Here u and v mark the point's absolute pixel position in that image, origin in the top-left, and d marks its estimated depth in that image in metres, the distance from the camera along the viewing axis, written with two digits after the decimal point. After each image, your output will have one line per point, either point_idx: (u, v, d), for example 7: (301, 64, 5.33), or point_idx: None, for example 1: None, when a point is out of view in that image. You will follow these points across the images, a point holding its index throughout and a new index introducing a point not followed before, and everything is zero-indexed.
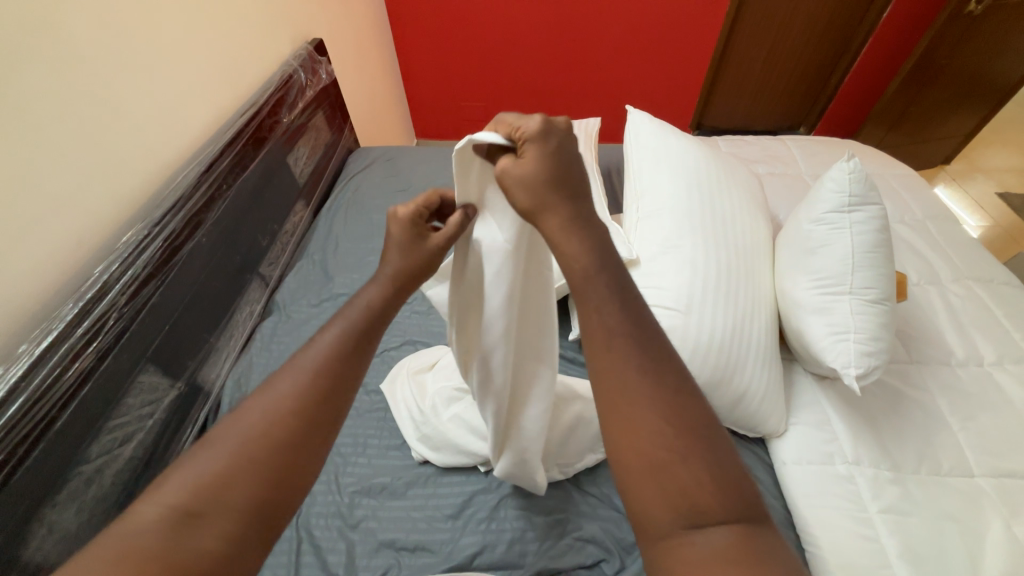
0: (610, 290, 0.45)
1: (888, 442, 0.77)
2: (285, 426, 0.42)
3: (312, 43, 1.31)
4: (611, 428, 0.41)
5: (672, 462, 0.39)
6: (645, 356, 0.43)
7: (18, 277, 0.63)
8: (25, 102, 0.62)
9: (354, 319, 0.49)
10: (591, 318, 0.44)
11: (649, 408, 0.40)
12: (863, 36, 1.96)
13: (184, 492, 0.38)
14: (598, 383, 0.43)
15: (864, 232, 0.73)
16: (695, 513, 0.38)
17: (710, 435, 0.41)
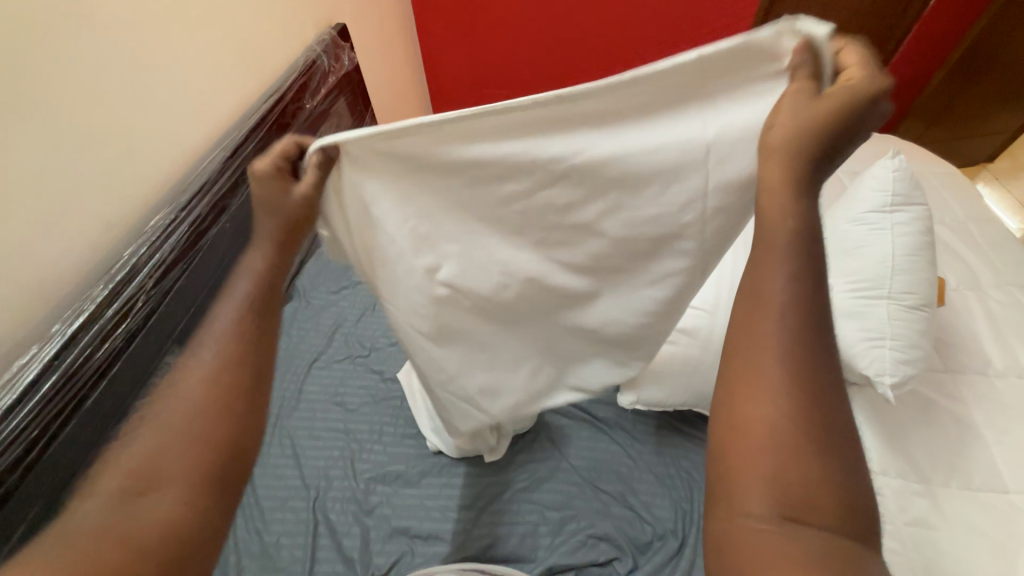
0: (789, 248, 0.39)
1: (918, 454, 0.74)
2: (212, 400, 0.41)
3: (335, 27, 1.31)
4: (730, 390, 0.37)
5: (795, 448, 0.34)
6: (809, 334, 0.36)
7: (51, 257, 0.65)
8: (56, 85, 0.63)
9: (248, 291, 0.47)
10: (760, 273, 0.39)
11: (790, 387, 0.35)
12: None
13: (124, 474, 0.37)
14: (737, 341, 0.38)
15: (906, 233, 0.70)
16: (795, 508, 0.32)
17: (845, 446, 0.35)
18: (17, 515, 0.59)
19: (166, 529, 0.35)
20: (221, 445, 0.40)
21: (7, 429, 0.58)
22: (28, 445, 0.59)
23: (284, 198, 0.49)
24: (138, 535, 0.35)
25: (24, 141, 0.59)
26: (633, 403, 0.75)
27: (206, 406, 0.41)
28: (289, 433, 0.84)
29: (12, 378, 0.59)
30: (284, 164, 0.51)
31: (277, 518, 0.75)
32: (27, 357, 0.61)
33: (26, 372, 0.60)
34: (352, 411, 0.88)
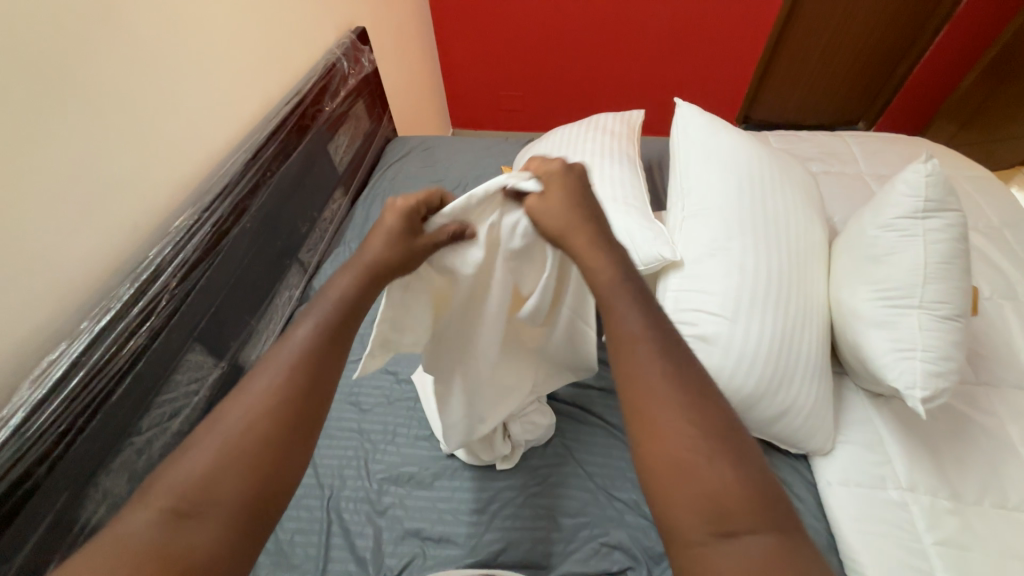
0: (633, 302, 0.47)
1: (948, 470, 0.71)
2: (266, 427, 0.41)
3: (355, 31, 1.32)
4: (633, 423, 0.41)
5: (697, 462, 0.37)
6: (670, 357, 0.43)
7: (80, 256, 0.67)
8: (89, 88, 0.65)
9: (328, 313, 0.49)
10: (615, 323, 0.46)
11: (675, 407, 0.40)
12: (939, 24, 1.79)
13: (176, 493, 0.37)
14: (621, 383, 0.43)
15: (939, 241, 0.67)
16: (725, 523, 0.35)
17: (749, 450, 0.39)
18: (45, 506, 0.60)
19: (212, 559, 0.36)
20: (268, 470, 0.40)
21: (38, 422, 0.59)
22: (56, 439, 0.61)
23: (409, 244, 0.57)
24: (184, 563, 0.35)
25: (57, 142, 0.61)
26: None
27: (258, 433, 0.41)
28: None
29: (42, 373, 0.61)
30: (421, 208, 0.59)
31: (292, 517, 0.76)
32: (56, 353, 0.63)
33: (56, 367, 0.62)
34: (367, 411, 0.88)
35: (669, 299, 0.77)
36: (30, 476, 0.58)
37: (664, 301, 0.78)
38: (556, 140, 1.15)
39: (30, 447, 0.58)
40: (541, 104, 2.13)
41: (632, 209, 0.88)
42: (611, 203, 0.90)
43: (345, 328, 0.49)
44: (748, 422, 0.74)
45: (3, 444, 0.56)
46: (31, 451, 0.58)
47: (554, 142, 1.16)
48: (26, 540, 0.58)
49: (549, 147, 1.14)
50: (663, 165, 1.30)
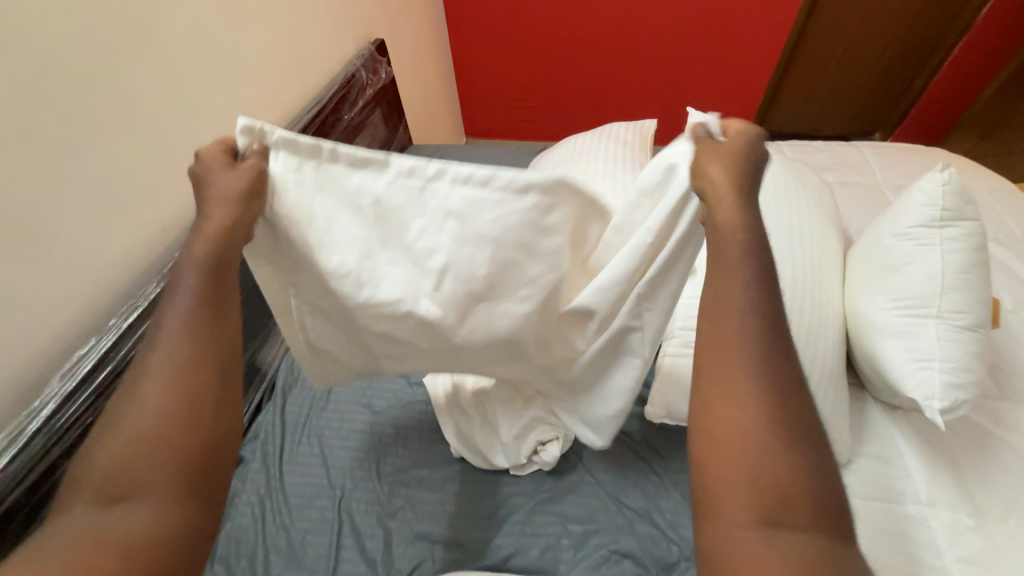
0: (747, 287, 0.45)
1: (970, 486, 0.69)
2: (170, 403, 0.41)
3: (374, 43, 1.37)
4: (704, 407, 0.43)
5: (767, 455, 0.39)
6: (777, 344, 0.43)
7: (111, 256, 0.69)
8: (122, 97, 0.68)
9: (191, 287, 0.47)
10: (733, 288, 0.46)
11: (761, 398, 0.41)
12: (956, 35, 1.78)
13: (96, 487, 0.38)
14: (709, 360, 0.44)
15: (957, 250, 0.66)
16: (777, 517, 0.37)
17: (815, 453, 0.40)
18: None
19: (141, 537, 0.36)
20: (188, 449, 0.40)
21: (64, 416, 0.62)
22: (80, 433, 0.64)
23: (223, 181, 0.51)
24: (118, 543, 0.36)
25: (92, 146, 0.65)
26: (661, 417, 0.74)
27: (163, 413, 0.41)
28: (317, 432, 0.87)
29: (72, 367, 0.64)
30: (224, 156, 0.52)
31: (304, 516, 0.77)
32: (84, 350, 0.65)
33: (83, 363, 0.64)
34: (379, 414, 0.89)
35: (681, 306, 0.77)
36: (56, 467, 0.61)
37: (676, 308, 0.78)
38: (569, 149, 1.17)
39: (57, 439, 0.61)
40: (554, 114, 2.16)
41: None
42: None
43: (225, 291, 0.48)
44: None
45: (33, 436, 0.59)
46: (59, 442, 0.61)
47: (567, 150, 1.18)
48: None
49: (562, 155, 1.15)
50: None
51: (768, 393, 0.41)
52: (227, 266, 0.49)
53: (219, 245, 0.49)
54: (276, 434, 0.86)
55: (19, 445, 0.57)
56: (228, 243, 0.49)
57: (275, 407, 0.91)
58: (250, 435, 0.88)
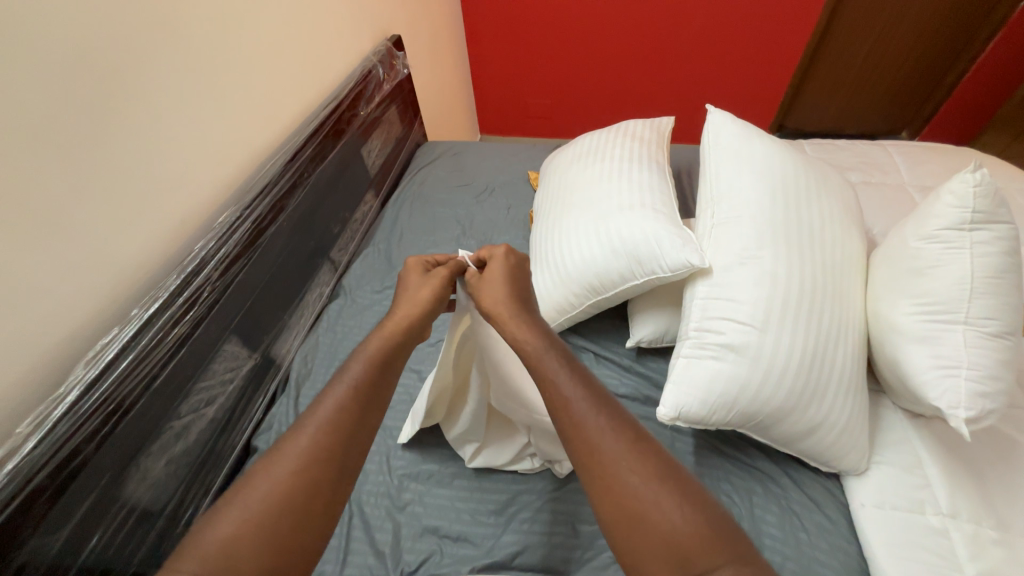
0: (560, 363, 0.56)
1: (996, 499, 0.66)
2: (296, 487, 0.46)
3: (391, 39, 1.37)
4: (595, 485, 0.47)
5: (652, 510, 0.44)
6: (608, 413, 0.51)
7: (133, 248, 0.71)
8: (145, 92, 0.69)
9: (358, 378, 0.54)
10: (552, 386, 0.54)
11: (619, 459, 0.48)
12: (992, 29, 1.71)
13: (209, 551, 0.41)
14: (574, 450, 0.50)
15: (989, 254, 0.63)
16: (692, 566, 0.42)
17: (694, 488, 0.46)
18: (92, 481, 0.64)
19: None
20: (301, 525, 0.44)
21: (88, 401, 0.63)
22: (103, 419, 0.65)
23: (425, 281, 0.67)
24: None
25: (115, 139, 0.66)
26: (672, 418, 0.72)
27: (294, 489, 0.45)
28: None
29: (95, 355, 0.65)
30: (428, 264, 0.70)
31: None
32: (107, 338, 0.67)
33: (106, 351, 0.66)
34: (390, 408, 0.90)
35: (695, 307, 0.76)
36: (80, 452, 0.62)
37: (690, 309, 0.77)
38: (584, 146, 1.15)
39: (80, 425, 0.62)
40: (569, 111, 2.14)
41: (657, 214, 0.88)
42: (638, 209, 0.89)
43: (382, 385, 0.56)
44: (776, 436, 0.72)
45: (58, 421, 0.60)
46: (83, 426, 0.62)
47: (582, 147, 1.16)
48: (73, 513, 0.62)
49: (577, 153, 1.14)
50: (692, 173, 1.29)
51: (635, 448, 0.48)
52: (376, 366, 0.57)
53: (389, 343, 0.59)
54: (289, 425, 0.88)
55: (43, 430, 0.59)
56: (397, 344, 0.60)
57: (288, 398, 0.92)
58: (264, 426, 0.90)
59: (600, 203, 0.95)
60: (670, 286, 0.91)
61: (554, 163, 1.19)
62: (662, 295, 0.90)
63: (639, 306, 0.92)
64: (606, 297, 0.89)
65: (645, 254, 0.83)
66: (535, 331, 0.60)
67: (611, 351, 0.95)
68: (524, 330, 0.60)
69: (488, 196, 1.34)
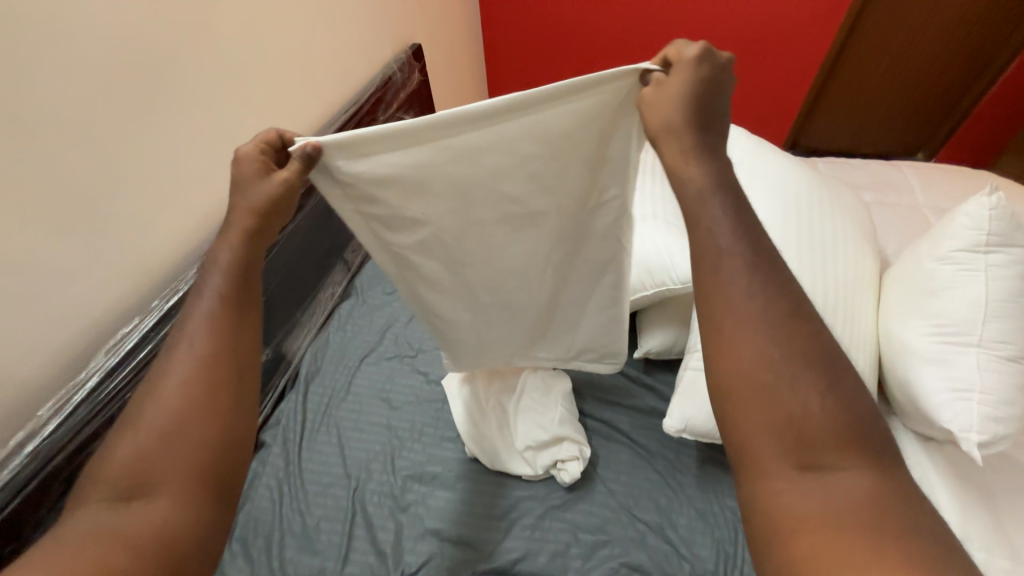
0: (723, 213, 0.43)
1: (1006, 527, 0.66)
2: (200, 401, 0.41)
3: (412, 47, 1.40)
4: (722, 357, 0.39)
5: (786, 390, 0.36)
6: (764, 278, 0.40)
7: (156, 243, 0.74)
8: (176, 93, 0.73)
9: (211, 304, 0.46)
10: (702, 237, 0.42)
11: (762, 330, 0.38)
12: (1010, 54, 1.71)
13: (113, 481, 0.38)
14: (711, 316, 0.40)
15: (1003, 278, 0.63)
16: (805, 441, 0.35)
17: (841, 380, 0.38)
18: None
19: (156, 531, 0.37)
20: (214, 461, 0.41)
21: (106, 389, 0.66)
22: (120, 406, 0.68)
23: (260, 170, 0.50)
24: (127, 541, 0.36)
25: (146, 134, 0.69)
26: (679, 431, 0.72)
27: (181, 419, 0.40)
28: (336, 423, 0.88)
29: (116, 343, 0.67)
30: (268, 149, 0.51)
31: (319, 503, 0.79)
32: (129, 327, 0.69)
33: (127, 341, 0.68)
34: (397, 409, 0.91)
35: None
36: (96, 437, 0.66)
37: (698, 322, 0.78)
38: None
39: (99, 410, 0.65)
40: None
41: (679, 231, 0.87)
42: (650, 220, 0.90)
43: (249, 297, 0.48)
44: None
45: (77, 406, 0.63)
46: (100, 412, 0.65)
47: None
48: None
49: None
50: None
51: (792, 323, 0.38)
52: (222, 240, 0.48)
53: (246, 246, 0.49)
54: (298, 423, 0.88)
55: (63, 415, 0.62)
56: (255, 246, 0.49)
57: (297, 395, 0.93)
58: (272, 421, 0.90)
59: None
60: (679, 298, 0.91)
61: None
62: (672, 307, 0.90)
63: (647, 318, 0.92)
64: None
65: (656, 266, 0.83)
66: (704, 175, 0.45)
67: (619, 361, 0.96)
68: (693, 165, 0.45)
69: None
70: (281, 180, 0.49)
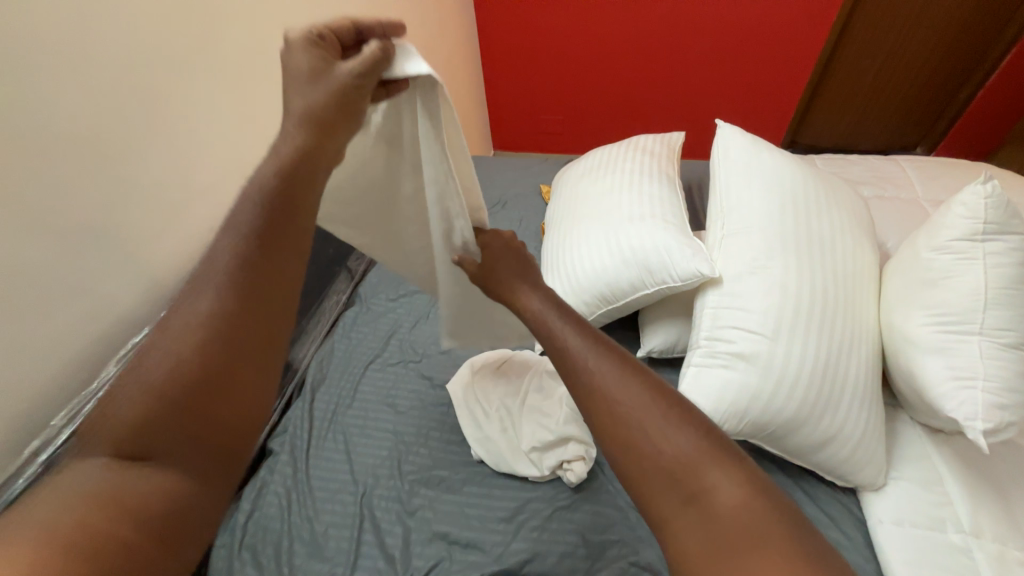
0: (557, 312, 0.57)
1: (1019, 518, 0.65)
2: (208, 369, 0.42)
3: (410, 58, 1.43)
4: (596, 415, 0.47)
5: (654, 435, 0.44)
6: (597, 344, 0.51)
7: (164, 254, 0.75)
8: (182, 107, 0.75)
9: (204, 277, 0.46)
10: (557, 337, 0.54)
11: (613, 381, 0.48)
12: (1004, 48, 1.73)
13: (115, 444, 0.39)
14: (582, 401, 0.48)
15: (1001, 265, 0.63)
16: (674, 468, 0.42)
17: (674, 398, 0.47)
18: None
19: (150, 492, 0.37)
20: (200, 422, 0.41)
21: None
22: None
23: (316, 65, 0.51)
24: (118, 500, 0.36)
25: (153, 147, 0.71)
26: None
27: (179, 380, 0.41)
28: (343, 429, 0.89)
29: (125, 353, 0.69)
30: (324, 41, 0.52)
31: (326, 509, 0.79)
32: (139, 337, 0.71)
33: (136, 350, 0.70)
34: (402, 414, 0.91)
35: (706, 317, 0.77)
36: None
37: (701, 318, 0.78)
38: (595, 159, 1.18)
39: None
40: (580, 128, 2.18)
41: (692, 240, 0.85)
42: (649, 219, 0.91)
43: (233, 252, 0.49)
44: (789, 448, 0.71)
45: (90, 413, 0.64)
46: None
47: (593, 160, 1.19)
48: None
49: (588, 165, 1.16)
50: (703, 188, 1.31)
51: (631, 372, 0.48)
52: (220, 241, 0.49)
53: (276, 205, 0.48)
54: (305, 430, 0.89)
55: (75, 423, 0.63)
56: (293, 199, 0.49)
57: (303, 402, 0.94)
58: (280, 428, 0.91)
59: (612, 214, 0.96)
60: (681, 296, 0.91)
61: (565, 175, 1.21)
62: (674, 305, 0.90)
63: (650, 317, 0.92)
64: (617, 307, 0.90)
65: (656, 265, 0.84)
66: (535, 293, 0.60)
67: None
68: (529, 297, 0.60)
69: (501, 209, 1.36)
70: (351, 66, 0.50)
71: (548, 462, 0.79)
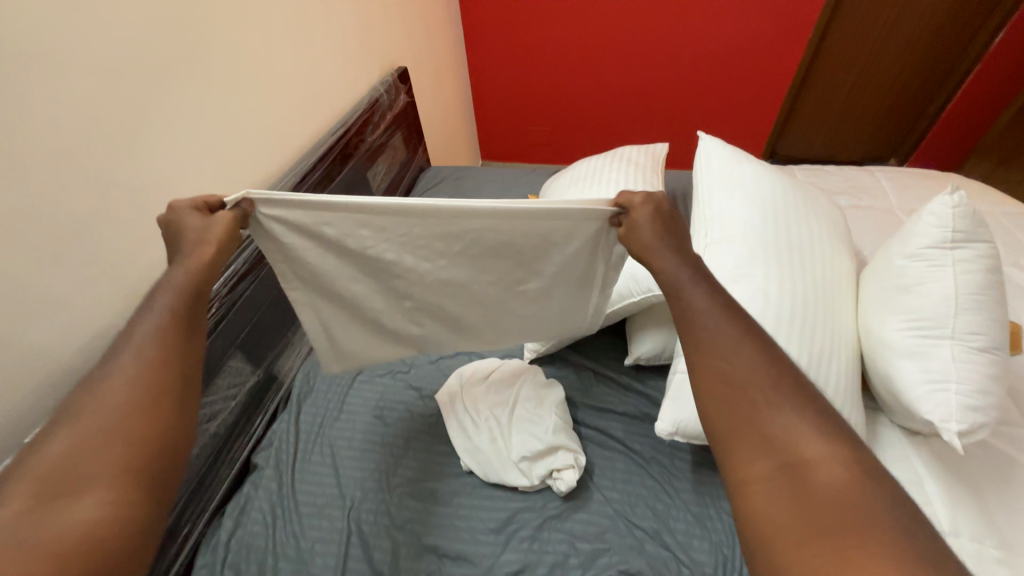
0: (677, 258, 0.58)
1: (995, 516, 0.67)
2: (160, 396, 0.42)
3: (397, 70, 1.44)
4: (707, 386, 0.48)
5: (761, 405, 0.44)
6: (719, 305, 0.53)
7: (144, 266, 0.74)
8: (165, 118, 0.74)
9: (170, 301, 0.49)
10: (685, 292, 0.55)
11: (729, 348, 0.49)
12: (970, 62, 1.81)
13: (39, 479, 0.36)
14: (702, 365, 0.49)
15: (971, 271, 0.66)
16: (785, 449, 0.41)
17: (790, 376, 0.46)
18: None
19: (84, 531, 0.35)
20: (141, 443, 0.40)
21: None
22: None
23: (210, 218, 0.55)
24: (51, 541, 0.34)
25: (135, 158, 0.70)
26: (670, 433, 0.73)
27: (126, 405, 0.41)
28: (329, 442, 0.88)
29: None
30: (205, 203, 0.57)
31: (313, 525, 0.77)
32: None
33: None
34: (391, 426, 0.90)
35: None
36: None
37: None
38: (581, 170, 1.20)
39: None
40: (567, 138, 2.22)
41: None
42: None
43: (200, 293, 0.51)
44: None
45: None
46: None
47: (580, 171, 1.21)
48: None
49: (574, 176, 1.18)
50: (686, 198, 1.33)
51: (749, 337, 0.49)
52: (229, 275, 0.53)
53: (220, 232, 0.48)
54: (291, 444, 0.88)
55: None
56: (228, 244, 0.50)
57: (289, 415, 0.93)
58: (265, 443, 0.90)
59: None
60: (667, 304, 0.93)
61: (552, 185, 1.23)
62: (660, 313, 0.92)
63: (637, 324, 0.94)
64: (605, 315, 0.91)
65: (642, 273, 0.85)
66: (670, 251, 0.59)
67: (610, 368, 0.97)
68: (658, 256, 0.59)
69: None
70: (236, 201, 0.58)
71: (538, 471, 0.78)
